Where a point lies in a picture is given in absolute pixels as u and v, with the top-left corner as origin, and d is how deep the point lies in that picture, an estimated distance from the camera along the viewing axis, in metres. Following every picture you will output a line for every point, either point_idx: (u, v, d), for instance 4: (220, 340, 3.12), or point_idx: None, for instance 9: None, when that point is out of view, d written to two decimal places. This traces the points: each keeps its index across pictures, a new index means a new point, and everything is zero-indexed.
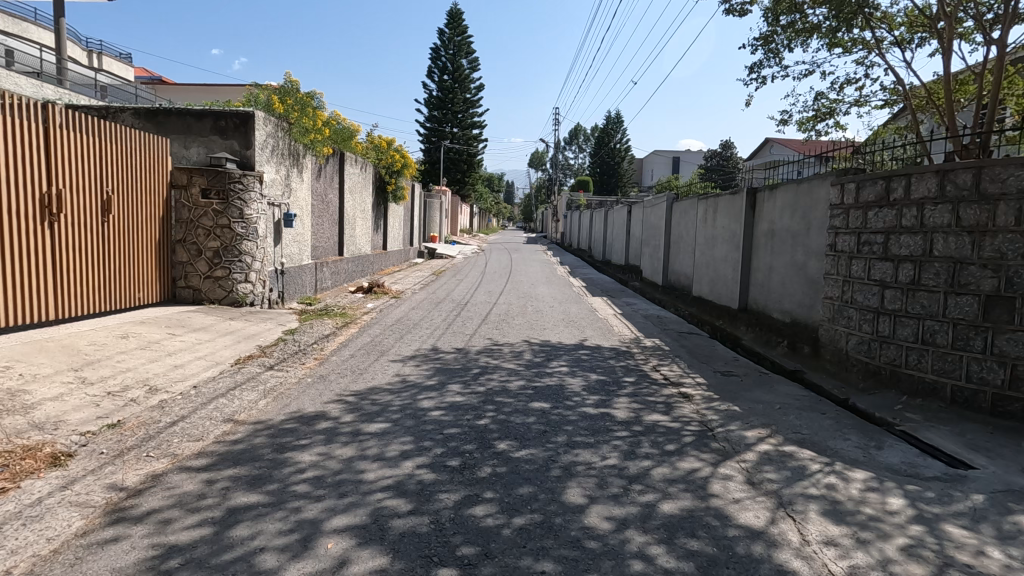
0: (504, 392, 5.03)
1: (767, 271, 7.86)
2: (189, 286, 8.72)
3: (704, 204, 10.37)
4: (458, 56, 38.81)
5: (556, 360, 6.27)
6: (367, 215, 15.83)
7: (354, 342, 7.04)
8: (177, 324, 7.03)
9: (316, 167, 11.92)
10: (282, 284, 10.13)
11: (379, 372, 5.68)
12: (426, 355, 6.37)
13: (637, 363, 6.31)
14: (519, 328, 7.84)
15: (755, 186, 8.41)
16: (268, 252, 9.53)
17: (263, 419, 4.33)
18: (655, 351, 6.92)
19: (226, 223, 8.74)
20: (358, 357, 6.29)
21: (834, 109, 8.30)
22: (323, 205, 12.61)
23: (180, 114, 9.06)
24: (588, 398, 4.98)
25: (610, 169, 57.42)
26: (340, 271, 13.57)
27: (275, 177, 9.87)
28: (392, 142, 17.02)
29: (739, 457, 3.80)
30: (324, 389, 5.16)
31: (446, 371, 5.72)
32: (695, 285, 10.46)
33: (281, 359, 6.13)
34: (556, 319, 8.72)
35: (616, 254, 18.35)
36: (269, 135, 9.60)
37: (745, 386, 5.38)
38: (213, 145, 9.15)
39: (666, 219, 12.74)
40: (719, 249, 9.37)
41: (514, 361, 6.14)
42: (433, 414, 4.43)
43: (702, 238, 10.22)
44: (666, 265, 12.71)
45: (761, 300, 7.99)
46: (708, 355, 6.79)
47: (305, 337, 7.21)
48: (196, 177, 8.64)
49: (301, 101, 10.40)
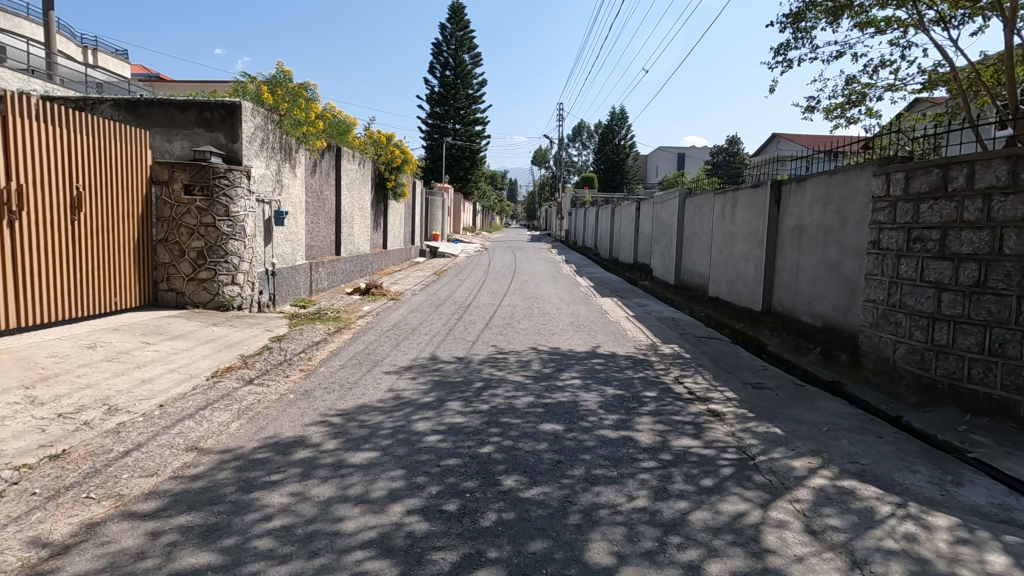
0: (511, 412, 4.43)
1: (794, 270, 7.24)
2: (172, 289, 8.14)
3: (720, 198, 9.75)
4: (460, 51, 38.17)
5: (567, 371, 5.66)
6: (366, 213, 15.26)
7: (346, 351, 6.45)
8: (153, 332, 6.45)
9: (310, 162, 11.35)
10: (272, 286, 9.55)
11: (371, 387, 5.09)
12: (424, 366, 5.77)
13: (657, 374, 5.70)
14: (526, 334, 7.23)
15: (781, 178, 7.79)
16: (257, 252, 8.95)
17: (232, 447, 3.74)
18: (675, 359, 6.31)
19: (210, 222, 8.16)
20: (349, 369, 5.69)
21: (866, 95, 7.66)
22: (318, 202, 12.03)
23: (163, 105, 8.50)
24: (605, 418, 4.38)
25: (615, 165, 56.69)
26: (337, 272, 13.00)
27: (265, 173, 9.29)
28: (392, 137, 16.46)
29: (791, 496, 3.19)
30: (307, 407, 4.56)
31: (445, 385, 5.12)
32: (712, 284, 9.84)
33: (263, 372, 5.55)
34: (565, 323, 8.11)
35: (624, 253, 17.71)
36: (258, 127, 9.01)
37: (782, 401, 4.76)
38: (197, 138, 8.58)
39: (679, 215, 12.12)
40: (738, 247, 8.75)
41: (520, 373, 5.54)
42: (429, 441, 3.83)
43: (719, 235, 9.59)
44: (679, 264, 12.09)
45: (787, 302, 7.37)
46: (734, 364, 6.17)
47: (293, 345, 6.62)
48: (178, 172, 8.05)
49: (293, 91, 9.82)
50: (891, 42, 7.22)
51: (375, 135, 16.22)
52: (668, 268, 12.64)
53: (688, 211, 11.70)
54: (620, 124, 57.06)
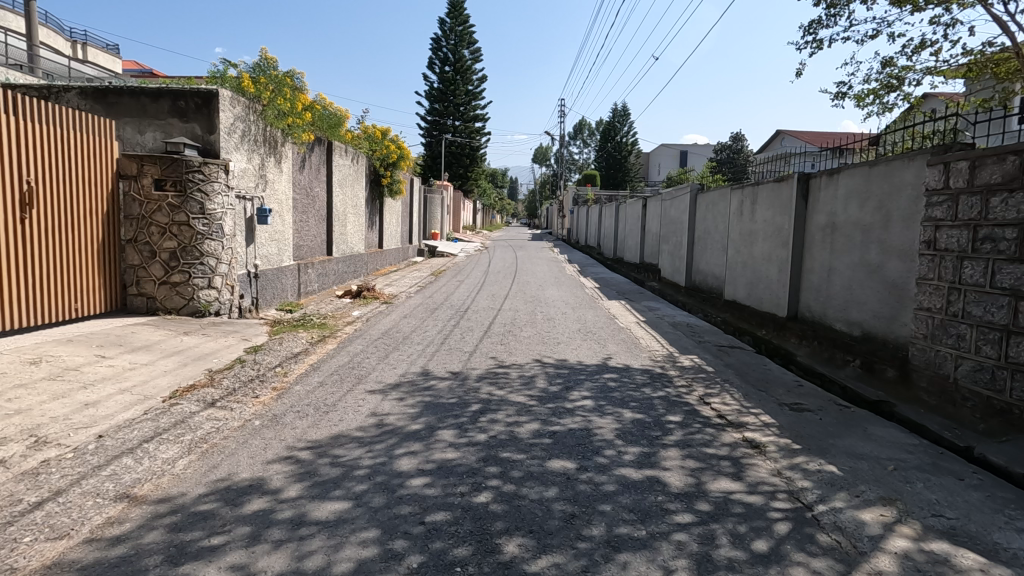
0: (513, 445, 3.73)
1: (826, 272, 6.56)
2: (142, 294, 7.45)
3: (737, 194, 9.06)
4: (460, 46, 37.45)
5: (577, 389, 4.97)
6: (360, 211, 14.58)
7: (328, 365, 5.75)
8: (113, 343, 5.76)
9: (298, 157, 10.67)
10: (255, 290, 8.86)
11: (350, 410, 4.39)
12: (414, 383, 5.08)
13: (679, 392, 5.00)
14: (528, 344, 6.53)
15: (808, 172, 7.09)
16: (237, 253, 8.26)
17: (171, 496, 3.05)
18: (697, 374, 5.61)
19: (184, 220, 7.47)
20: (328, 387, 5.00)
21: (903, 78, 6.96)
22: (307, 200, 11.34)
23: (133, 93, 7.81)
24: (626, 451, 3.68)
25: (617, 163, 55.99)
26: (329, 273, 12.32)
27: (246, 167, 8.61)
28: (388, 131, 15.77)
29: (871, 567, 2.50)
30: (272, 438, 3.86)
31: (436, 408, 4.43)
32: (729, 287, 9.15)
33: (229, 391, 4.85)
34: (570, 331, 7.42)
35: (630, 252, 16.99)
36: (238, 118, 8.32)
37: (831, 430, 4.07)
38: (171, 129, 7.90)
39: (690, 213, 11.43)
40: (759, 246, 8.06)
41: (523, 392, 4.84)
42: (413, 487, 3.13)
43: (737, 234, 8.90)
44: (690, 264, 11.40)
45: (817, 308, 6.69)
46: (765, 379, 5.48)
47: (269, 358, 5.93)
48: (148, 165, 7.35)
49: (277, 80, 9.13)
50: (933, 19, 6.52)
51: (370, 130, 15.30)
52: (678, 269, 11.95)
53: (700, 208, 11.02)
54: (622, 121, 56.34)
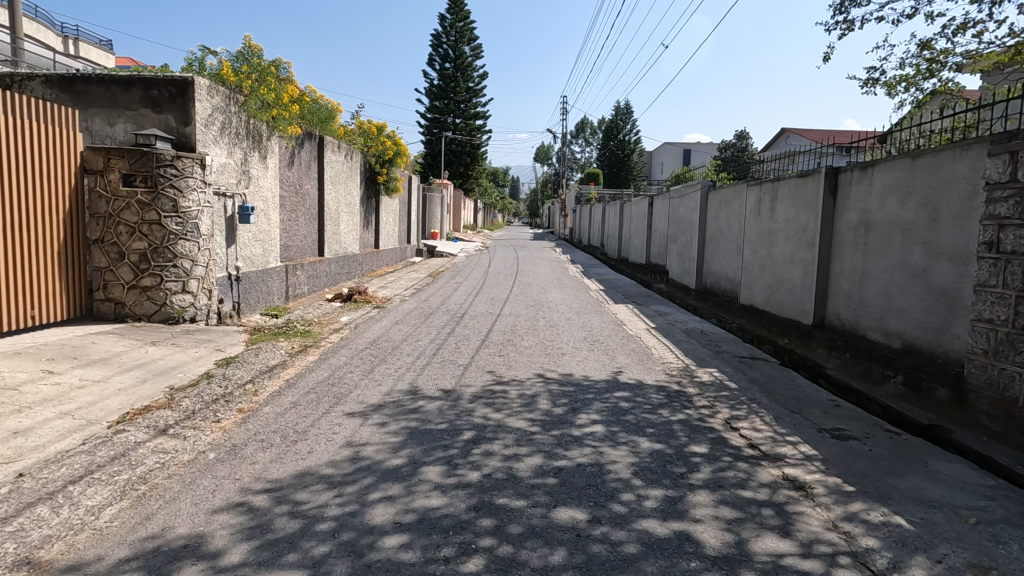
0: (511, 488, 3.11)
1: (858, 276, 5.96)
2: (110, 299, 6.85)
3: (754, 191, 8.42)
4: (461, 43, 36.84)
5: (584, 412, 4.34)
6: (354, 209, 13.98)
7: (305, 381, 5.13)
8: (65, 357, 5.14)
9: (285, 152, 10.08)
10: (237, 294, 8.27)
11: (323, 439, 3.78)
12: (399, 404, 4.46)
13: (701, 415, 4.39)
14: (529, 356, 5.91)
15: (837, 166, 6.46)
16: (215, 254, 7.65)
17: (83, 564, 2.44)
18: (719, 391, 4.99)
19: (155, 218, 6.87)
20: (301, 409, 4.39)
21: (942, 63, 6.33)
22: (296, 198, 10.74)
23: (102, 82, 7.21)
24: (646, 496, 3.06)
25: (620, 161, 55.36)
26: (320, 275, 11.72)
27: (226, 162, 8.02)
28: (384, 127, 15.16)
29: None
30: (225, 477, 3.25)
31: (422, 437, 3.81)
32: (746, 290, 8.54)
33: (187, 414, 4.23)
34: (576, 339, 6.80)
35: (636, 252, 16.36)
36: (216, 109, 7.71)
37: (886, 466, 3.44)
38: (143, 120, 7.30)
39: (701, 211, 10.81)
40: (779, 247, 7.45)
41: (524, 415, 4.22)
42: (386, 550, 2.52)
43: (754, 234, 8.27)
44: (701, 266, 10.78)
45: (849, 316, 6.08)
46: (796, 398, 4.86)
47: (241, 372, 5.31)
48: (115, 159, 6.72)
49: (261, 70, 8.52)
50: None
51: (364, 126, 14.73)
52: (688, 270, 11.34)
53: (712, 206, 10.38)
54: (625, 119, 55.70)
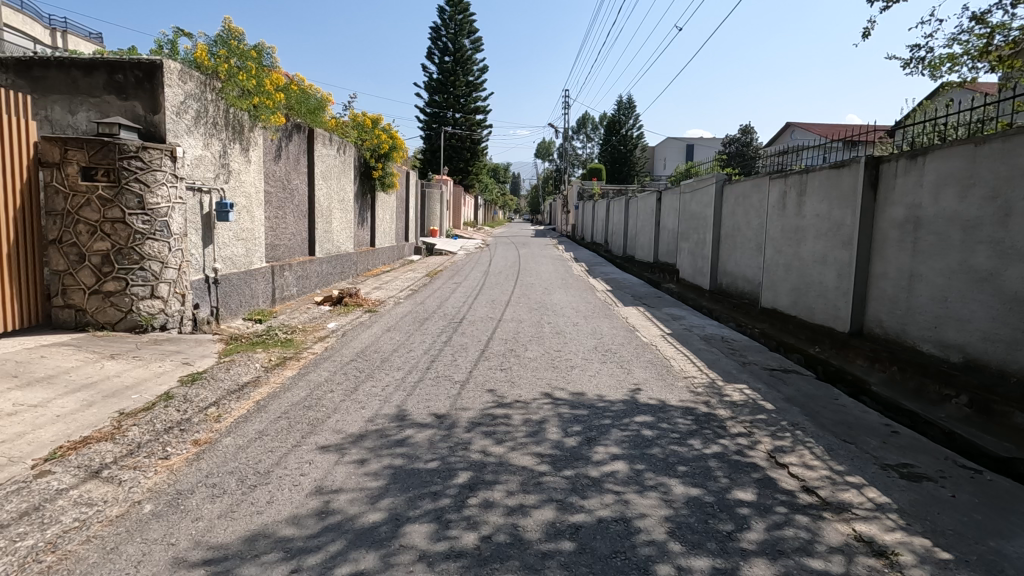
0: (516, 558, 2.45)
1: (904, 278, 5.29)
2: (70, 306, 6.17)
3: (777, 184, 7.72)
4: (460, 36, 36.05)
5: (601, 444, 3.68)
6: (348, 206, 13.30)
7: (278, 403, 4.46)
8: (3, 375, 4.48)
9: (271, 144, 9.40)
10: (215, 298, 7.61)
11: (287, 485, 3.11)
12: (384, 435, 3.79)
13: (739, 447, 3.72)
14: (534, 371, 5.24)
15: (878, 154, 5.77)
16: (189, 256, 6.99)
17: None
18: (755, 414, 4.31)
19: (119, 216, 6.20)
20: (267, 441, 3.72)
21: (1000, 36, 5.62)
22: (283, 194, 10.06)
23: (61, 65, 6.52)
24: (689, 569, 2.40)
25: (622, 157, 54.56)
26: (310, 275, 11.05)
27: (202, 154, 7.35)
28: (379, 119, 14.48)
29: None
30: (157, 542, 2.58)
31: (408, 481, 3.14)
32: (768, 293, 7.87)
33: (131, 448, 3.56)
34: (585, 349, 6.13)
35: (643, 250, 15.68)
36: (189, 96, 7.03)
37: (979, 522, 2.79)
38: (108, 108, 6.64)
39: (715, 207, 10.13)
40: (808, 246, 6.77)
41: (530, 450, 3.55)
42: None
43: (778, 231, 7.59)
44: (716, 265, 10.09)
45: (894, 323, 5.41)
46: (845, 423, 4.20)
47: (205, 392, 4.65)
48: (73, 151, 6.04)
49: (240, 54, 7.84)
50: None
51: (358, 118, 14.02)
52: (702, 269, 10.66)
53: (728, 201, 9.68)
54: (627, 114, 54.91)
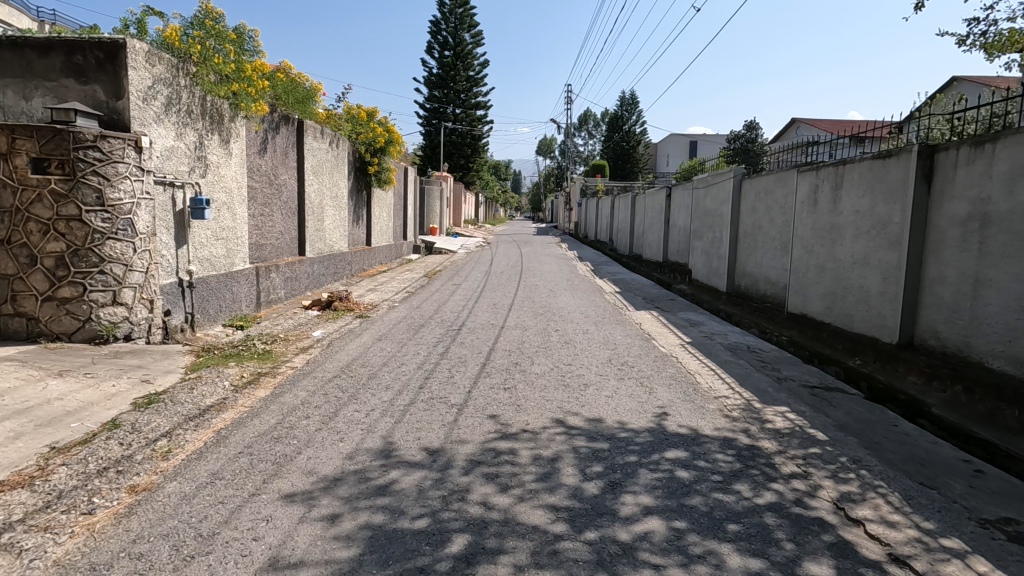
0: None
1: (967, 284, 4.60)
2: (20, 314, 5.52)
3: (806, 178, 7.03)
4: (460, 30, 35.29)
5: (629, 492, 3.00)
6: (341, 203, 12.63)
7: (242, 433, 3.79)
8: None
9: (254, 136, 8.71)
10: (190, 303, 6.93)
11: (234, 556, 2.43)
12: (363, 479, 3.11)
13: (798, 494, 3.04)
14: (543, 392, 4.56)
15: (932, 143, 5.07)
16: (158, 257, 6.31)
17: None
18: (807, 448, 3.63)
19: (74, 213, 5.52)
20: (220, 487, 3.04)
21: None
22: (269, 189, 9.36)
23: (13, 45, 5.84)
24: None
25: (624, 153, 53.80)
26: (300, 276, 10.39)
27: (174, 145, 6.67)
28: (374, 112, 13.84)
29: None
30: None
31: (388, 550, 2.46)
32: (796, 297, 7.19)
33: (49, 498, 2.89)
34: (599, 363, 5.44)
35: (651, 249, 15.02)
36: (159, 81, 6.35)
37: None
38: (65, 92, 5.95)
39: (732, 203, 9.44)
40: (846, 246, 6.08)
41: (541, 502, 2.87)
42: None
43: (810, 229, 6.89)
44: (734, 266, 9.41)
45: (954, 335, 4.72)
46: (916, 459, 3.51)
47: (159, 420, 3.96)
48: (22, 140, 5.38)
49: (217, 36, 7.13)
50: None
51: (353, 111, 13.36)
52: (718, 270, 9.98)
53: (749, 197, 8.99)
54: (630, 110, 54.14)
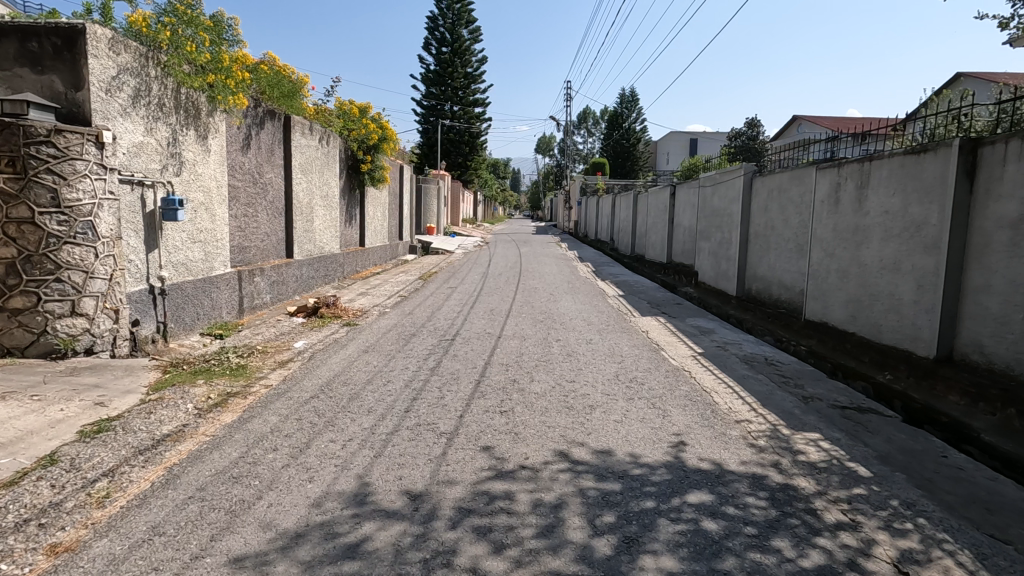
0: None
1: (1019, 294, 4.10)
2: None
3: (827, 175, 6.52)
4: (459, 26, 34.74)
5: (648, 552, 2.49)
6: (333, 202, 12.12)
7: (197, 470, 3.28)
8: None
9: (235, 132, 8.18)
10: (162, 312, 6.42)
11: None
12: (330, 534, 2.60)
13: (850, 553, 2.53)
14: (544, 417, 4.05)
15: (974, 136, 4.57)
16: (125, 263, 5.81)
17: None
18: (851, 488, 3.12)
19: (26, 216, 5.02)
20: (156, 547, 2.53)
21: None
22: (252, 188, 8.84)
23: None
24: None
25: (625, 151, 53.26)
26: (287, 280, 9.88)
27: (143, 141, 6.15)
28: (367, 108, 13.35)
29: None
30: None
31: None
32: (815, 303, 6.70)
33: None
34: (605, 380, 4.93)
35: (655, 250, 14.52)
36: (126, 71, 5.83)
37: None
38: (20, 83, 5.41)
39: (743, 203, 8.94)
40: (873, 249, 5.59)
41: (543, 568, 2.37)
42: None
43: (831, 231, 6.39)
44: (746, 269, 8.90)
45: (1003, 350, 4.22)
46: (979, 502, 3.01)
47: (102, 455, 3.44)
48: None
49: (193, 24, 6.62)
50: None
51: (344, 107, 12.86)
52: (728, 272, 9.48)
53: (761, 196, 8.49)
54: (630, 107, 53.57)
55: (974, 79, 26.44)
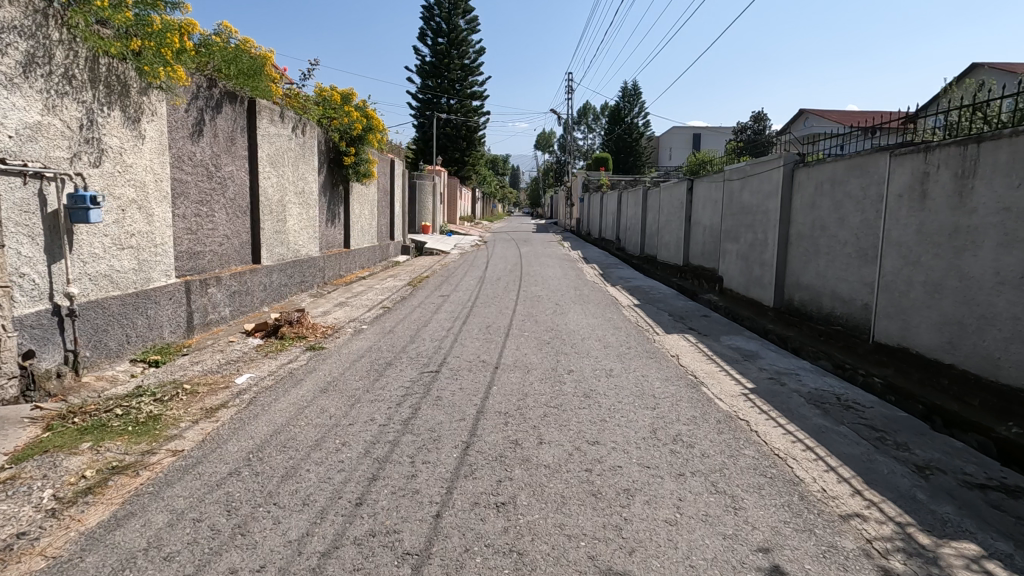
0: None
1: None
2: None
3: (908, 162, 5.19)
4: (455, 15, 33.33)
5: None
6: (310, 199, 10.78)
7: None
8: None
9: (181, 116, 6.84)
10: (73, 338, 5.09)
11: None
12: None
13: None
14: (561, 516, 2.73)
15: None
16: (9, 279, 4.47)
17: None
18: None
19: None
20: None
21: None
22: (207, 184, 7.50)
23: None
24: None
25: (627, 147, 51.94)
26: (251, 290, 8.54)
27: (40, 121, 4.82)
28: (351, 96, 12.00)
29: None
30: None
31: None
32: (888, 323, 5.38)
33: None
34: (641, 443, 3.59)
35: (668, 253, 13.19)
36: (12, 28, 4.48)
37: None
38: None
39: (782, 198, 7.62)
40: (985, 257, 4.27)
41: None
42: None
43: (914, 232, 5.06)
44: (786, 276, 7.59)
45: None
46: None
47: None
48: None
49: None
50: None
51: (326, 93, 11.52)
52: (762, 280, 8.16)
53: (807, 189, 7.16)
54: (631, 101, 52.20)
55: (990, 70, 25.19)
